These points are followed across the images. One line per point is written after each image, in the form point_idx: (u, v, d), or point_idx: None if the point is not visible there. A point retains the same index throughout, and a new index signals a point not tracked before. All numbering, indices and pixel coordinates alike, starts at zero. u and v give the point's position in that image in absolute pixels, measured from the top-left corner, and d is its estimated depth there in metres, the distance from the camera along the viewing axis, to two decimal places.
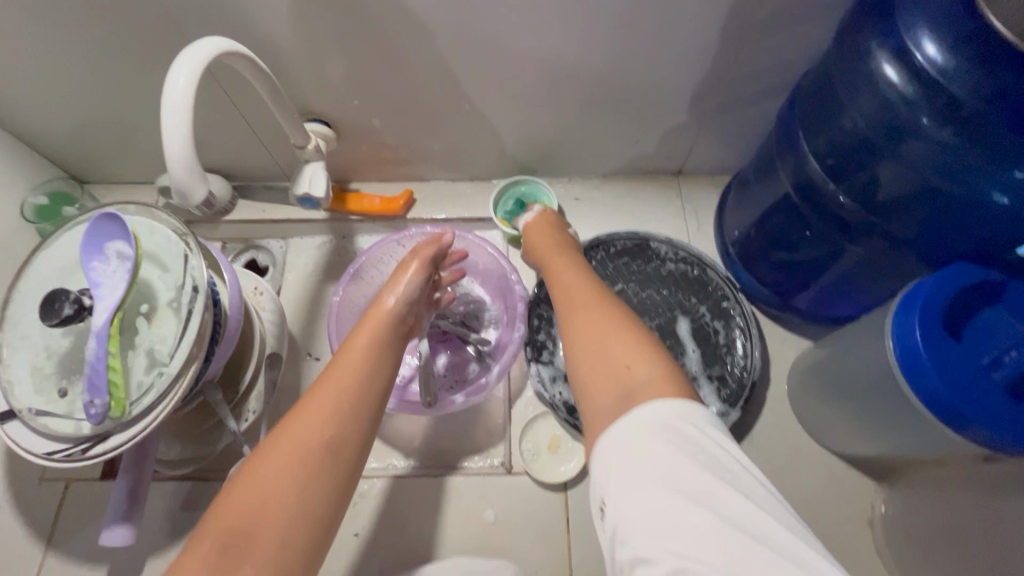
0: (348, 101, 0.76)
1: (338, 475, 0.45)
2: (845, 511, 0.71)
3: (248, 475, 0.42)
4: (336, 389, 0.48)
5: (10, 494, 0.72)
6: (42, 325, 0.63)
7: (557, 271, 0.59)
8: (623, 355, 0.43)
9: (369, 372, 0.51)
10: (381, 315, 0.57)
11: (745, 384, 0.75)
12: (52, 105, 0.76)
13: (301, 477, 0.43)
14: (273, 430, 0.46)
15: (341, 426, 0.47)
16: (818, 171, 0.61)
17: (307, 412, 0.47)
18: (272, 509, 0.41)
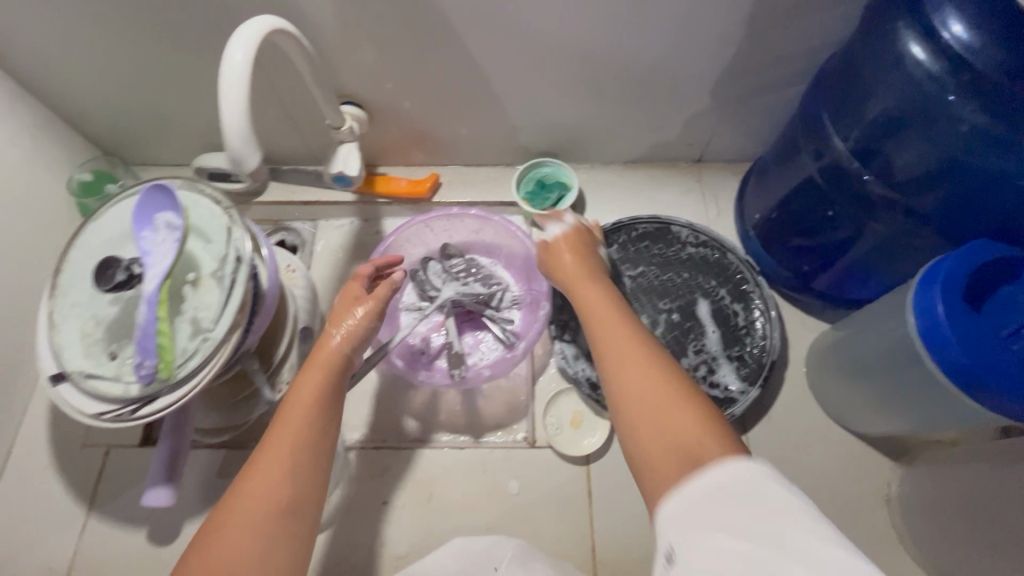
0: (380, 84, 0.78)
1: (295, 534, 0.49)
2: (862, 488, 0.73)
3: (206, 546, 0.46)
4: (286, 448, 0.52)
5: (54, 458, 0.75)
6: (91, 293, 0.65)
7: (595, 309, 0.58)
8: (685, 424, 0.43)
9: (317, 426, 0.55)
10: (325, 359, 0.60)
11: (764, 364, 0.76)
12: (96, 85, 0.79)
13: (259, 544, 0.46)
14: (225, 500, 0.49)
15: (291, 485, 0.50)
16: (843, 151, 0.63)
17: (258, 478, 0.50)
18: (233, 572, 0.45)
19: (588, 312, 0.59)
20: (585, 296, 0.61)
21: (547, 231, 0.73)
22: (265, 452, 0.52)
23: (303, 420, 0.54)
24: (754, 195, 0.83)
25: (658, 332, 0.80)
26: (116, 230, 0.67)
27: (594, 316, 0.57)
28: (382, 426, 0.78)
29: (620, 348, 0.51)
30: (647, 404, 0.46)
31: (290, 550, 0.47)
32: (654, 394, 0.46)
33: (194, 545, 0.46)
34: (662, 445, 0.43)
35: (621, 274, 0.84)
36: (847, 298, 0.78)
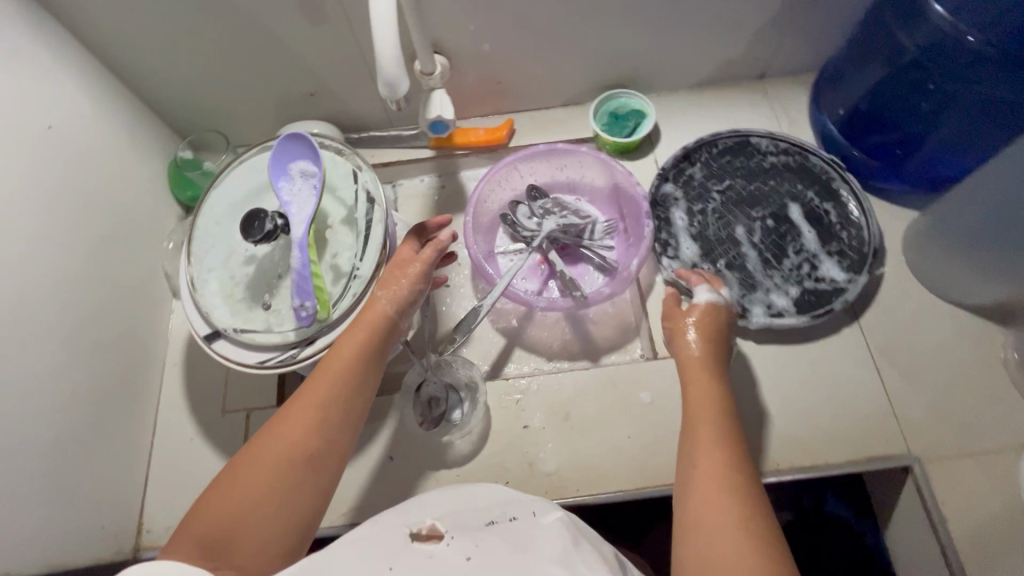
0: (458, 31, 0.79)
1: (315, 493, 0.50)
2: (979, 356, 0.75)
3: (232, 480, 0.48)
4: (314, 402, 0.52)
5: (200, 428, 0.77)
6: (228, 254, 0.67)
7: (697, 403, 0.57)
8: None
9: (351, 387, 0.54)
10: (372, 319, 0.58)
11: (867, 253, 0.79)
12: (178, 68, 0.80)
13: (280, 492, 0.48)
14: (253, 440, 0.50)
15: (320, 439, 0.51)
16: (944, 18, 0.69)
17: (287, 426, 0.50)
18: (248, 520, 0.46)
19: (693, 410, 0.57)
20: (692, 383, 0.59)
21: (697, 289, 0.67)
22: (300, 402, 0.52)
23: (337, 377, 0.54)
24: (828, 95, 0.87)
25: (756, 239, 0.83)
26: (241, 194, 0.70)
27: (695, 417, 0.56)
28: (501, 358, 0.82)
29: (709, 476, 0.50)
30: (717, 552, 0.45)
31: (305, 505, 0.49)
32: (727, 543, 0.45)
33: (225, 471, 0.49)
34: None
35: (709, 189, 0.86)
36: (935, 180, 0.80)
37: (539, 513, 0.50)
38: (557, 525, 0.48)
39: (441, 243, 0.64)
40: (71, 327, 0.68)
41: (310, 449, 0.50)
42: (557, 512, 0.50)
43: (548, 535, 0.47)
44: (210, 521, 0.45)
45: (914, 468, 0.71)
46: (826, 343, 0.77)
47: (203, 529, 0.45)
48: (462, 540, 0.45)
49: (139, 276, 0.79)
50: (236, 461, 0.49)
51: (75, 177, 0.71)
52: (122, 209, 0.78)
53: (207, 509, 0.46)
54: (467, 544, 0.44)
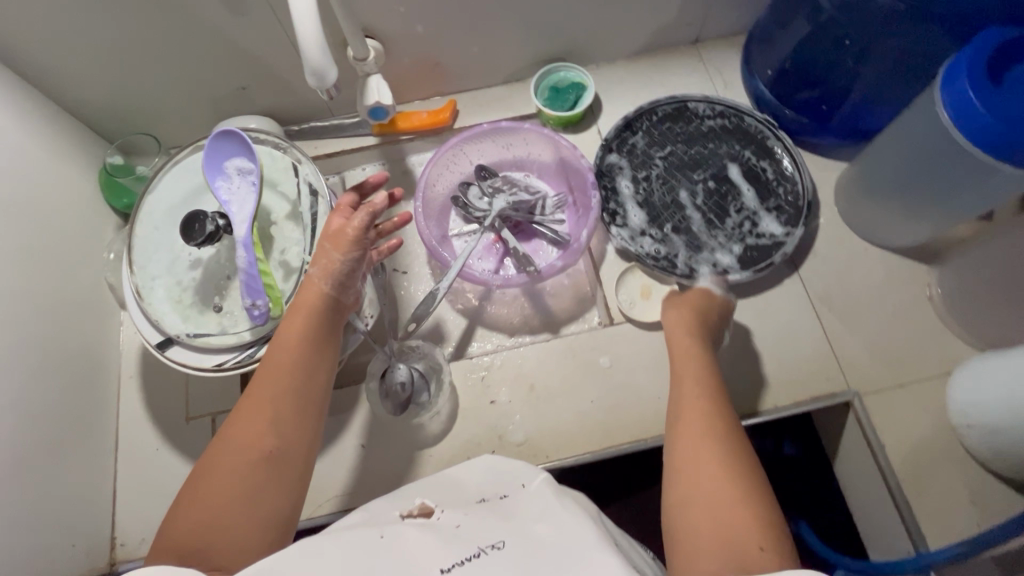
0: (389, 12, 0.77)
1: (284, 482, 0.50)
2: (907, 293, 0.81)
3: (198, 491, 0.47)
4: (268, 399, 0.52)
5: (166, 437, 0.77)
6: (173, 260, 0.66)
7: (682, 365, 0.64)
8: (739, 521, 0.46)
9: (299, 376, 0.55)
10: (308, 301, 0.58)
11: (802, 205, 0.83)
12: (98, 69, 0.75)
13: (246, 489, 0.48)
14: (211, 449, 0.50)
15: (279, 433, 0.51)
16: None
17: (244, 427, 0.50)
18: (221, 523, 0.46)
19: (681, 373, 0.63)
20: (676, 349, 0.66)
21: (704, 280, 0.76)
22: (249, 401, 0.52)
23: (282, 370, 0.54)
24: (758, 57, 0.90)
25: (699, 201, 0.86)
26: (179, 197, 0.68)
27: (681, 375, 0.62)
28: (463, 339, 0.83)
29: (695, 421, 0.55)
30: (703, 479, 0.50)
31: (276, 495, 0.49)
32: (709, 471, 0.50)
33: (187, 486, 0.48)
34: (707, 530, 0.47)
35: (651, 156, 0.89)
36: (862, 132, 0.85)
37: (528, 482, 0.52)
38: (546, 491, 0.50)
39: (376, 207, 0.61)
40: (17, 350, 0.65)
41: (269, 442, 0.50)
42: (543, 476, 0.53)
43: (536, 501, 0.50)
44: (182, 533, 0.45)
45: (855, 403, 0.76)
46: (770, 294, 0.82)
47: (177, 541, 0.44)
48: (452, 514, 0.48)
49: (82, 291, 0.76)
50: (196, 474, 0.49)
51: (2, 193, 0.67)
52: (55, 222, 0.74)
53: (179, 519, 0.46)
54: (458, 516, 0.47)
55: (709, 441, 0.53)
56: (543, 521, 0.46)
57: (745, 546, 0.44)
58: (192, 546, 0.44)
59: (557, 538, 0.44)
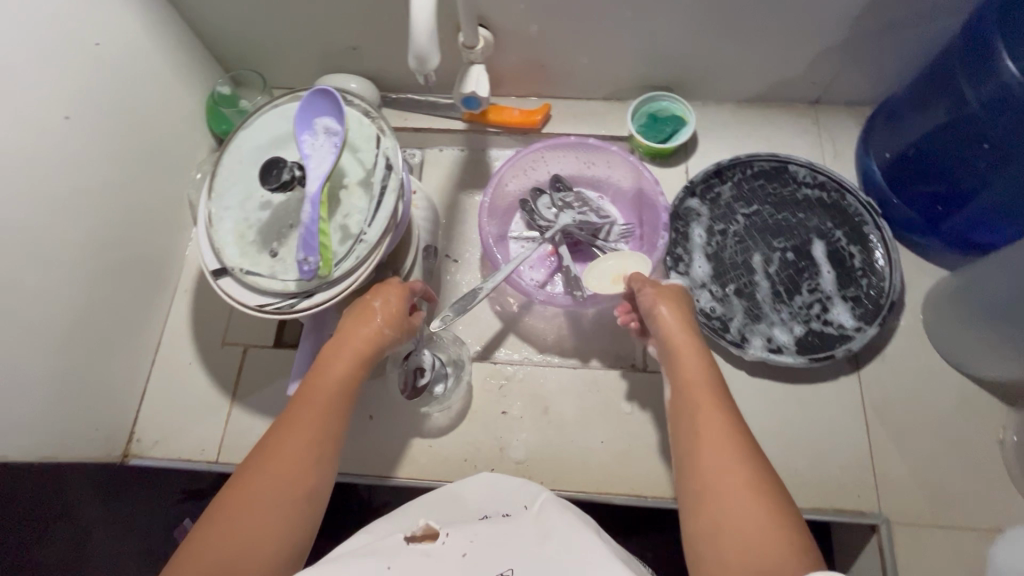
0: (510, 7, 0.77)
1: (310, 519, 0.51)
2: (974, 430, 0.73)
3: (222, 523, 0.47)
4: (309, 434, 0.53)
5: (200, 354, 0.82)
6: (246, 197, 0.69)
7: (685, 380, 0.56)
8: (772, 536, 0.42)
9: (340, 413, 0.56)
10: (362, 346, 0.60)
11: (883, 304, 0.76)
12: (229, 5, 0.80)
13: (277, 519, 0.48)
14: (247, 472, 0.51)
15: (315, 471, 0.52)
16: (1016, 77, 0.63)
17: (283, 456, 0.51)
18: (248, 551, 0.46)
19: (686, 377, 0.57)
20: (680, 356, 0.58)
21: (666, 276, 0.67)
22: (291, 433, 0.53)
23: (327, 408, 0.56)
24: (879, 135, 0.83)
25: (772, 269, 0.81)
26: (267, 139, 0.71)
27: (691, 394, 0.54)
28: (493, 342, 0.82)
29: (713, 443, 0.49)
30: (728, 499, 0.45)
31: (296, 534, 0.49)
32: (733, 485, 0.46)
33: (218, 503, 0.49)
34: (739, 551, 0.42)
35: (735, 211, 0.84)
36: (970, 243, 0.78)
37: (528, 503, 0.52)
38: (548, 508, 0.50)
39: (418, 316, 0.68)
40: (91, 244, 0.71)
41: (304, 486, 0.51)
42: (544, 497, 0.52)
43: (540, 524, 0.48)
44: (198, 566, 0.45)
45: (880, 529, 0.70)
46: (819, 389, 0.76)
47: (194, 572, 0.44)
48: (457, 533, 0.47)
49: (166, 202, 0.82)
50: (226, 494, 0.49)
51: (116, 98, 0.73)
52: (158, 135, 0.80)
53: (205, 540, 0.46)
54: (462, 537, 0.47)
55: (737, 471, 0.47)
56: (546, 536, 0.46)
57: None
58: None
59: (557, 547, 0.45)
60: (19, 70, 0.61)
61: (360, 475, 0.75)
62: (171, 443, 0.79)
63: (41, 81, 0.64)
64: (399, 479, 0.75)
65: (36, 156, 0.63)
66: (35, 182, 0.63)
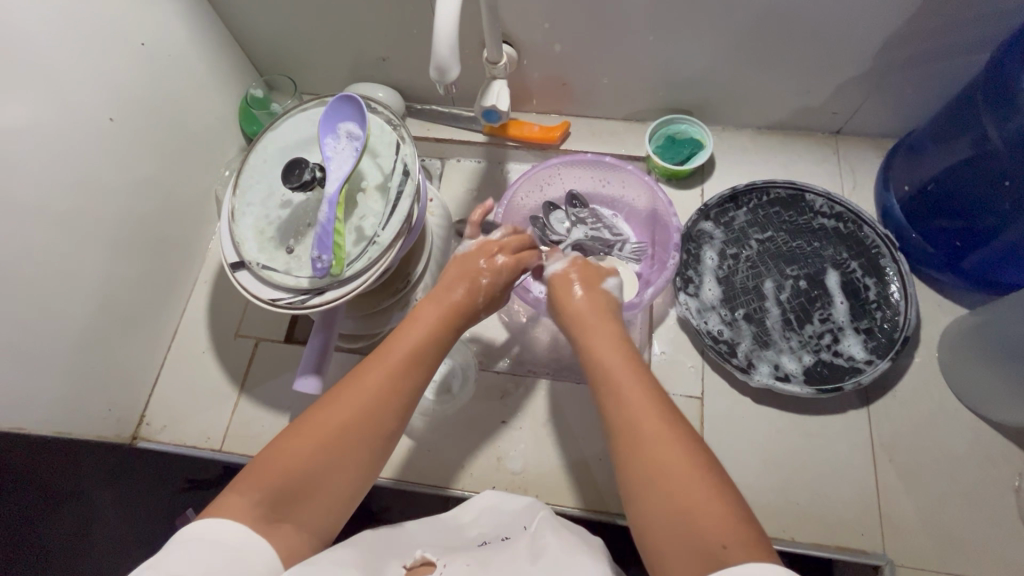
0: (536, 25, 0.79)
1: (378, 459, 0.52)
2: (988, 476, 0.71)
3: (306, 436, 0.49)
4: (394, 375, 0.54)
5: (214, 345, 0.85)
6: (268, 195, 0.71)
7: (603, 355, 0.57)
8: (711, 526, 0.42)
9: (427, 357, 0.57)
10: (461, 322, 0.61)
11: (896, 339, 0.75)
12: (268, 13, 0.84)
13: (350, 457, 0.50)
14: (334, 393, 0.52)
15: (393, 414, 0.53)
16: None
17: (367, 391, 0.52)
18: (318, 479, 0.48)
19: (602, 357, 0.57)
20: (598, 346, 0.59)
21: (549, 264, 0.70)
22: (377, 367, 0.54)
23: (419, 364, 0.56)
24: (900, 168, 0.82)
25: (784, 297, 0.80)
26: (292, 142, 0.73)
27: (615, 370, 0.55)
28: (497, 352, 0.83)
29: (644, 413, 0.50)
30: (661, 479, 0.46)
31: (363, 475, 0.50)
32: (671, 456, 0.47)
33: (302, 421, 0.50)
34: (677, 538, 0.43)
35: (748, 236, 0.84)
36: (992, 283, 0.76)
37: (529, 523, 0.55)
38: (545, 524, 0.53)
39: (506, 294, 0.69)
40: (121, 231, 0.74)
41: (390, 430, 0.52)
42: (545, 515, 0.55)
43: (535, 540, 0.51)
44: (273, 480, 0.46)
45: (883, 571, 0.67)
46: (826, 421, 0.75)
47: (281, 481, 0.46)
48: (454, 564, 0.49)
49: (194, 195, 0.86)
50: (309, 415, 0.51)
51: (154, 94, 0.77)
52: (192, 132, 0.84)
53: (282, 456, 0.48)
54: (459, 564, 0.49)
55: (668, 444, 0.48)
56: (541, 555, 0.48)
57: (708, 545, 0.42)
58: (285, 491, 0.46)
59: (549, 561, 0.47)
60: (66, 62, 0.65)
61: None
62: (179, 429, 0.81)
63: (86, 76, 0.68)
64: (396, 482, 0.76)
65: (74, 143, 0.67)
66: (73, 169, 0.67)
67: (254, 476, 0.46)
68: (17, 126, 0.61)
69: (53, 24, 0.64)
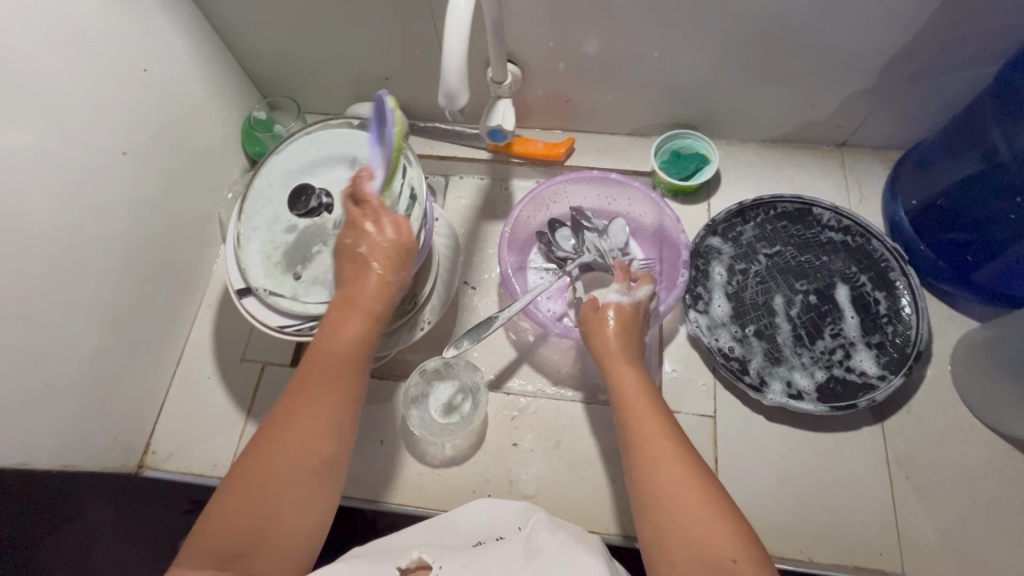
0: (541, 43, 0.79)
1: (331, 487, 0.54)
2: (1005, 491, 0.70)
3: (247, 488, 0.50)
4: (323, 404, 0.54)
5: (220, 370, 0.84)
6: (273, 220, 0.71)
7: (620, 387, 0.62)
8: (718, 544, 0.45)
9: (352, 376, 0.57)
10: (369, 304, 0.60)
11: (909, 354, 0.74)
12: (269, 34, 0.83)
13: (300, 496, 0.51)
14: (267, 438, 0.52)
15: (334, 443, 0.54)
16: None
17: (302, 427, 0.53)
18: (272, 525, 0.49)
19: (620, 390, 0.61)
20: (621, 386, 0.62)
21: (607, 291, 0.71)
22: (308, 400, 0.54)
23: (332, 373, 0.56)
24: (907, 181, 0.82)
25: (794, 312, 0.80)
26: (297, 165, 0.72)
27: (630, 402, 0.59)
28: (506, 372, 0.82)
29: (655, 440, 0.54)
30: (671, 500, 0.49)
31: (321, 507, 0.53)
32: (680, 478, 0.50)
33: (240, 476, 0.51)
34: (688, 558, 0.46)
35: (756, 251, 0.83)
36: (1003, 296, 0.76)
37: (524, 525, 0.55)
38: (540, 526, 0.53)
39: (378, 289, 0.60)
40: (124, 258, 0.73)
41: (329, 450, 0.53)
42: (539, 517, 0.55)
43: (532, 540, 0.52)
44: (223, 540, 0.47)
45: None
46: (840, 437, 0.74)
47: (216, 543, 0.47)
48: (449, 566, 0.49)
49: (198, 218, 0.85)
50: (247, 464, 0.51)
51: (156, 119, 0.76)
52: (195, 155, 0.83)
53: (227, 514, 0.49)
54: (455, 565, 0.49)
55: (674, 469, 0.51)
56: (537, 553, 0.49)
57: (718, 561, 0.45)
58: (237, 547, 0.47)
59: (545, 558, 0.48)
60: (65, 88, 0.64)
61: (364, 500, 0.76)
62: (184, 456, 0.80)
63: (88, 105, 0.67)
64: (406, 506, 0.75)
65: (75, 171, 0.66)
66: (75, 198, 0.66)
67: (204, 541, 0.47)
68: (17, 154, 0.60)
69: (55, 53, 0.63)
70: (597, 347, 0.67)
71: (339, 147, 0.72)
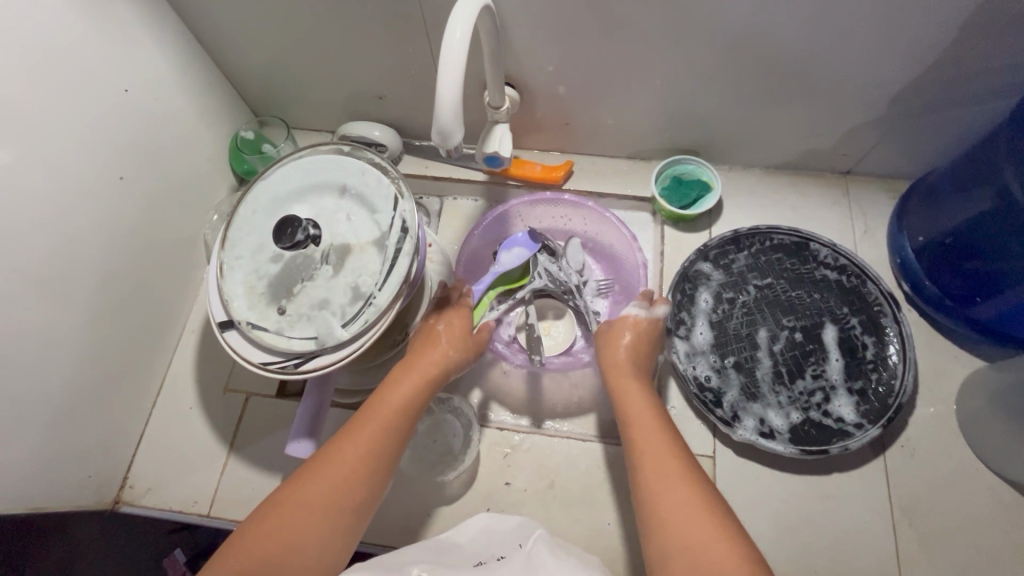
0: (540, 67, 0.76)
1: (359, 527, 0.53)
2: (1011, 539, 0.68)
3: (284, 509, 0.50)
4: (368, 443, 0.56)
5: (202, 401, 0.81)
6: (259, 248, 0.67)
7: (626, 408, 0.60)
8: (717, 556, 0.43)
9: (403, 424, 0.60)
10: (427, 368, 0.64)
11: (890, 405, 0.72)
12: (260, 51, 0.80)
13: (331, 528, 0.50)
14: (314, 464, 0.54)
15: (369, 483, 0.54)
16: None
17: (346, 458, 0.54)
18: (297, 551, 0.48)
19: (627, 410, 0.60)
20: (629, 406, 0.60)
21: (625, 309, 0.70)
22: (356, 434, 0.56)
23: (390, 417, 0.59)
24: (915, 215, 0.80)
25: (776, 348, 0.77)
26: (282, 192, 0.69)
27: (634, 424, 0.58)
28: (499, 407, 0.80)
29: (661, 456, 0.52)
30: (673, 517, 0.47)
31: (344, 541, 0.51)
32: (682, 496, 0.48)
33: (282, 495, 0.51)
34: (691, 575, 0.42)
35: (747, 281, 0.81)
36: (1008, 338, 0.74)
37: (524, 542, 0.51)
38: (541, 544, 0.50)
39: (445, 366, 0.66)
40: (101, 286, 0.70)
41: (365, 488, 0.54)
42: (540, 535, 0.51)
43: (532, 559, 0.47)
44: (250, 554, 0.46)
45: None
46: (842, 482, 0.72)
47: (250, 557, 0.46)
48: None
49: (181, 242, 0.82)
50: (290, 486, 0.52)
51: (138, 140, 0.73)
52: (179, 177, 0.80)
53: (260, 530, 0.48)
54: None
55: (674, 490, 0.49)
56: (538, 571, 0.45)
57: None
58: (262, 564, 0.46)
59: None
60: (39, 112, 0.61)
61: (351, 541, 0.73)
62: (162, 492, 0.77)
63: (66, 128, 0.64)
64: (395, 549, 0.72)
65: (50, 197, 0.63)
66: (48, 225, 0.63)
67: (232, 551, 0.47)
68: None
69: (31, 76, 0.60)
70: (603, 368, 0.66)
71: (329, 174, 0.69)
